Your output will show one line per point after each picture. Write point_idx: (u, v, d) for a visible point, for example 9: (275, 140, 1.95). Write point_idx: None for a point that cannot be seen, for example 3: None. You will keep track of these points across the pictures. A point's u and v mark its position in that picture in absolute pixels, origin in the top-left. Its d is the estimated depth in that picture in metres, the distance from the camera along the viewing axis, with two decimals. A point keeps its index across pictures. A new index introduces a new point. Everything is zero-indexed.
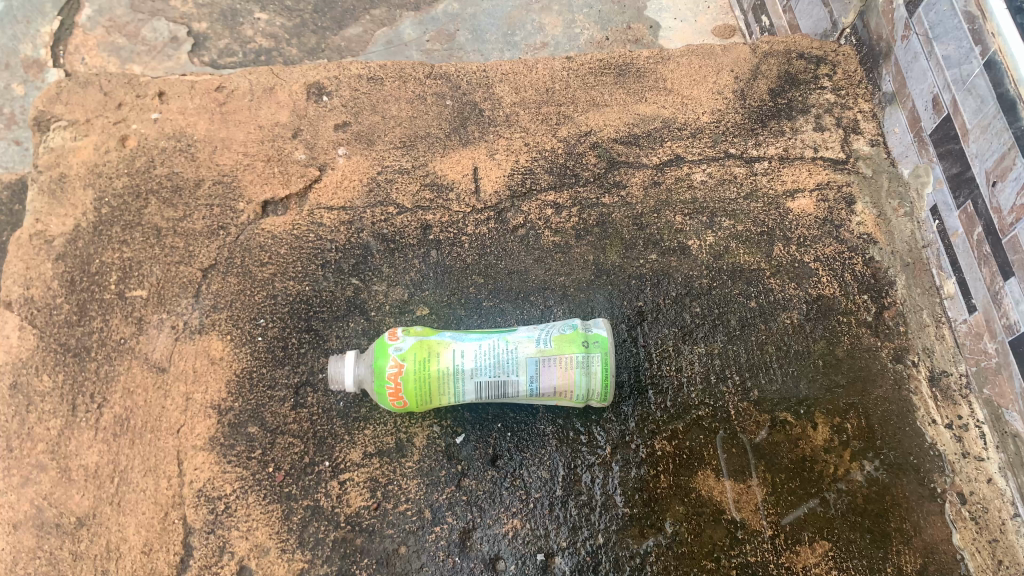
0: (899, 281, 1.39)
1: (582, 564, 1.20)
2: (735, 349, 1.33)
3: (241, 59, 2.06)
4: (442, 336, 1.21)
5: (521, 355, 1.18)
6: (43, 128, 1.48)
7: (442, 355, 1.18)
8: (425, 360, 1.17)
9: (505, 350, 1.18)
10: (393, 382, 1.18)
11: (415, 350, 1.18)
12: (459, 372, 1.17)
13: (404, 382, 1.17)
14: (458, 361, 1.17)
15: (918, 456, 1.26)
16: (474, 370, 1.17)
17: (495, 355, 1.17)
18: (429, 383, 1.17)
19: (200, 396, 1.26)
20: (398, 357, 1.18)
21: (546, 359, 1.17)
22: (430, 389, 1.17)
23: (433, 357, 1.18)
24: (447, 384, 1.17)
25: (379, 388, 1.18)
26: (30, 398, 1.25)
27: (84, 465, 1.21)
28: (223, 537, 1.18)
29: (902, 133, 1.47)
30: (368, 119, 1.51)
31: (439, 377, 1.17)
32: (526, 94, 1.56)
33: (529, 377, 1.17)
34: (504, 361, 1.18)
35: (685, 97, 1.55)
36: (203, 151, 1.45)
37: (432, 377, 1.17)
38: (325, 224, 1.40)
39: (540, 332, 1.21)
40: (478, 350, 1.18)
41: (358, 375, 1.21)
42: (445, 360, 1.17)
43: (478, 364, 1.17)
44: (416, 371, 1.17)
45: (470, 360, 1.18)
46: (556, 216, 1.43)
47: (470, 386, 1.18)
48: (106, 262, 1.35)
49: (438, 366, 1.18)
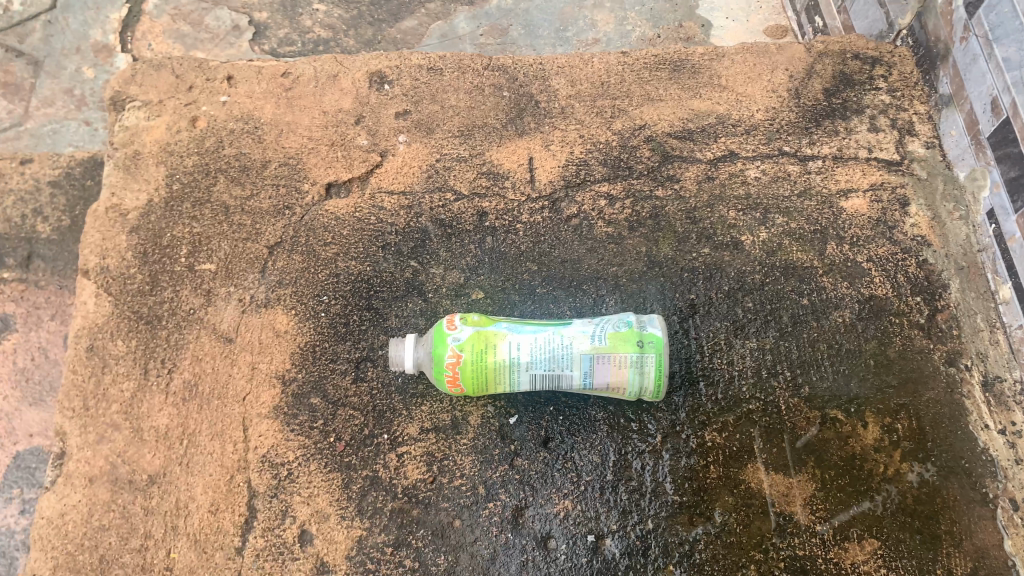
0: (954, 284, 1.39)
1: (632, 547, 1.23)
2: (787, 344, 1.35)
3: (300, 49, 2.10)
4: (498, 326, 1.22)
5: (576, 352, 1.18)
6: (118, 108, 1.53)
7: (499, 347, 1.19)
8: (482, 352, 1.19)
9: (561, 346, 1.19)
10: (451, 370, 1.21)
11: (472, 341, 1.20)
12: (515, 365, 1.19)
13: (461, 371, 1.20)
14: (514, 355, 1.19)
15: (969, 460, 1.27)
16: (530, 364, 1.19)
17: (550, 350, 1.19)
18: (486, 373, 1.19)
19: (265, 366, 1.31)
20: (455, 347, 1.20)
21: (600, 357, 1.18)
22: (486, 379, 1.20)
23: (490, 348, 1.19)
24: (502, 376, 1.20)
25: (438, 374, 1.22)
26: (105, 360, 1.31)
27: (155, 426, 1.27)
28: (285, 501, 1.24)
29: (959, 137, 1.48)
30: (427, 108, 1.54)
31: (495, 368, 1.19)
32: (582, 87, 1.58)
33: (583, 374, 1.19)
34: (559, 356, 1.19)
35: (740, 95, 1.57)
36: (270, 134, 1.50)
37: (489, 368, 1.19)
38: (386, 207, 1.44)
39: (596, 327, 1.21)
40: (533, 344, 1.19)
41: (418, 357, 1.25)
42: (501, 353, 1.19)
43: (533, 358, 1.19)
44: (473, 362, 1.19)
45: (526, 354, 1.19)
46: (609, 207, 1.45)
47: (525, 377, 1.20)
48: (178, 236, 1.40)
49: (495, 358, 1.20)
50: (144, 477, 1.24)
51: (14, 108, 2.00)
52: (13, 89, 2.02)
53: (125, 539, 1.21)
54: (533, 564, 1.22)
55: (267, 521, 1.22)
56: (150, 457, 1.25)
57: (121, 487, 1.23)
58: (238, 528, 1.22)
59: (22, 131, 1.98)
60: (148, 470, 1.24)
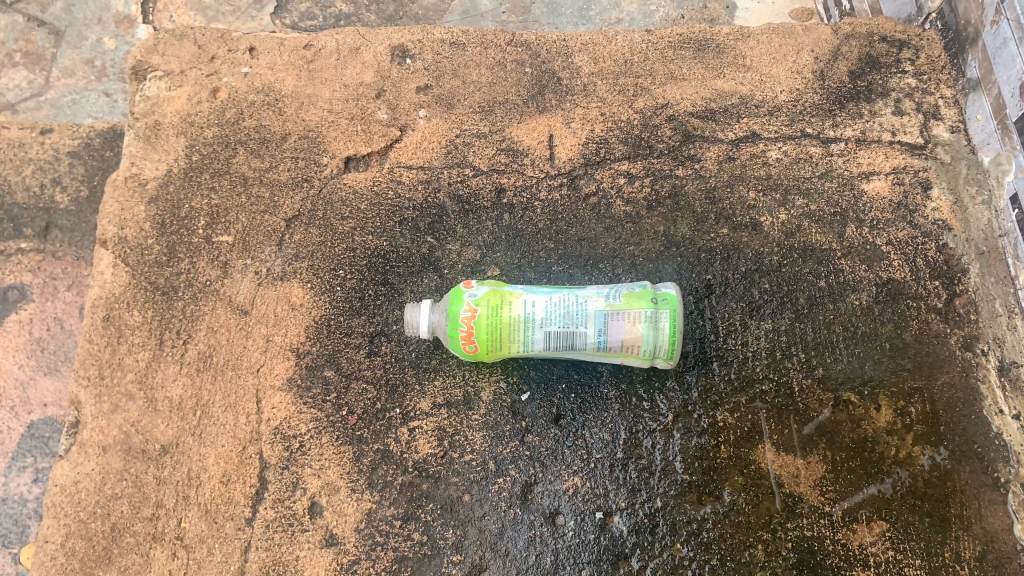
0: (973, 269, 1.37)
1: (639, 524, 1.23)
2: (802, 326, 1.34)
3: (321, 22, 2.09)
4: (514, 287, 1.23)
5: (591, 308, 1.18)
6: (139, 77, 1.53)
7: (514, 304, 1.19)
8: (497, 307, 1.19)
9: (576, 303, 1.19)
10: (465, 326, 1.20)
11: (488, 298, 1.20)
12: (530, 321, 1.19)
13: (476, 325, 1.20)
14: (529, 309, 1.19)
15: (982, 444, 1.26)
16: (544, 320, 1.19)
17: (565, 306, 1.18)
18: (500, 329, 1.19)
19: (280, 339, 1.32)
20: (471, 303, 1.21)
21: (615, 313, 1.18)
22: (500, 335, 1.19)
23: (505, 304, 1.19)
24: (517, 332, 1.19)
25: (451, 333, 1.22)
26: (121, 330, 1.32)
27: (169, 397, 1.28)
28: (296, 473, 1.25)
29: (985, 121, 1.45)
30: (449, 83, 1.53)
31: (510, 324, 1.19)
32: (605, 65, 1.56)
33: (597, 330, 1.18)
34: (574, 312, 1.18)
35: (765, 75, 1.55)
36: (290, 107, 1.50)
37: (504, 324, 1.19)
38: (404, 182, 1.44)
39: (610, 289, 1.22)
40: (548, 302, 1.19)
41: (432, 321, 1.25)
42: (516, 308, 1.19)
43: (548, 314, 1.18)
44: (488, 317, 1.19)
45: (541, 310, 1.19)
46: (628, 186, 1.45)
47: (539, 335, 1.19)
48: (196, 207, 1.41)
49: (510, 314, 1.19)
50: (157, 447, 1.25)
51: (36, 77, 2.01)
52: (35, 59, 2.03)
53: (138, 507, 1.23)
54: (541, 539, 1.23)
55: (278, 493, 1.24)
56: (164, 427, 1.26)
57: (134, 456, 1.25)
58: (249, 499, 1.23)
59: (42, 100, 1.99)
60: (161, 440, 1.26)
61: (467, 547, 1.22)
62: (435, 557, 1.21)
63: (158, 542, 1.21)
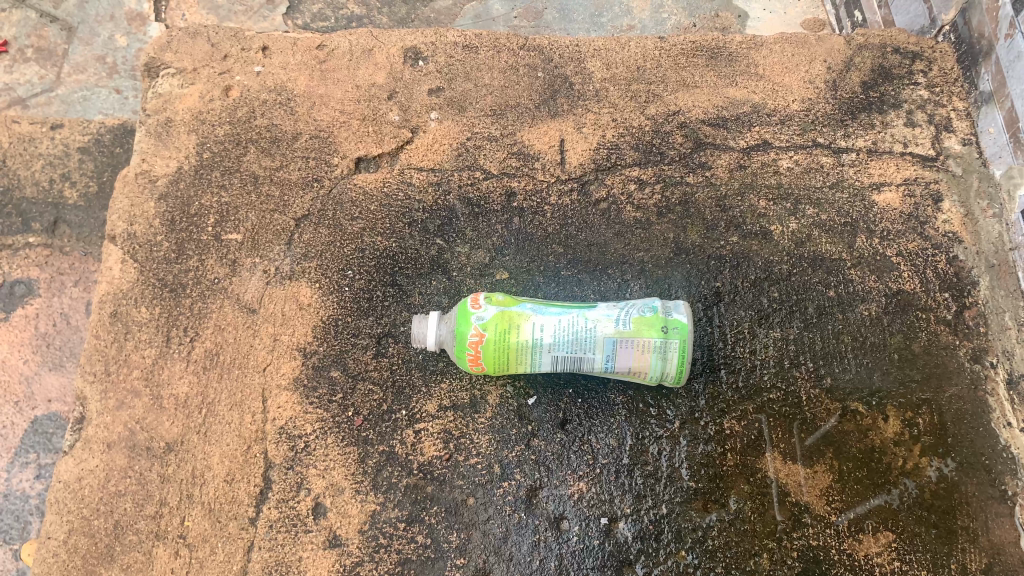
0: (983, 282, 1.37)
1: (644, 531, 1.23)
2: (811, 336, 1.33)
3: (332, 24, 2.10)
4: (522, 306, 1.21)
5: (600, 335, 1.18)
6: (151, 74, 1.53)
7: (522, 328, 1.19)
8: (505, 331, 1.19)
9: (584, 329, 1.18)
10: (473, 349, 1.20)
11: (496, 320, 1.19)
12: (538, 346, 1.19)
13: (484, 349, 1.19)
14: (537, 334, 1.19)
15: (990, 456, 1.26)
16: (552, 345, 1.19)
17: (574, 332, 1.18)
18: (508, 353, 1.19)
19: (287, 338, 1.32)
20: (478, 326, 1.20)
21: (624, 341, 1.18)
22: (508, 359, 1.19)
23: (514, 328, 1.19)
24: (524, 356, 1.19)
25: (460, 353, 1.22)
26: (128, 327, 1.32)
27: (175, 394, 1.28)
28: (301, 473, 1.24)
29: (997, 133, 1.45)
30: (461, 86, 1.53)
31: (518, 348, 1.19)
32: (617, 71, 1.55)
33: (604, 357, 1.18)
34: (583, 338, 1.18)
35: (778, 84, 1.55)
36: (302, 106, 1.50)
37: (511, 348, 1.19)
38: (415, 184, 1.44)
39: (621, 311, 1.20)
40: (557, 326, 1.19)
41: (441, 334, 1.25)
42: (525, 333, 1.19)
43: (556, 339, 1.18)
44: (496, 341, 1.19)
45: (549, 335, 1.18)
46: (638, 192, 1.44)
47: (547, 359, 1.19)
48: (205, 204, 1.41)
49: (519, 338, 1.19)
50: (162, 445, 1.25)
51: (47, 73, 2.02)
52: (46, 54, 2.03)
53: (141, 505, 1.22)
54: (545, 544, 1.22)
55: (282, 493, 1.23)
56: (169, 425, 1.26)
57: (138, 453, 1.25)
58: (253, 498, 1.23)
59: (53, 96, 1.99)
60: (165, 438, 1.25)
61: (471, 551, 1.21)
62: (438, 560, 1.21)
63: (161, 540, 1.21)
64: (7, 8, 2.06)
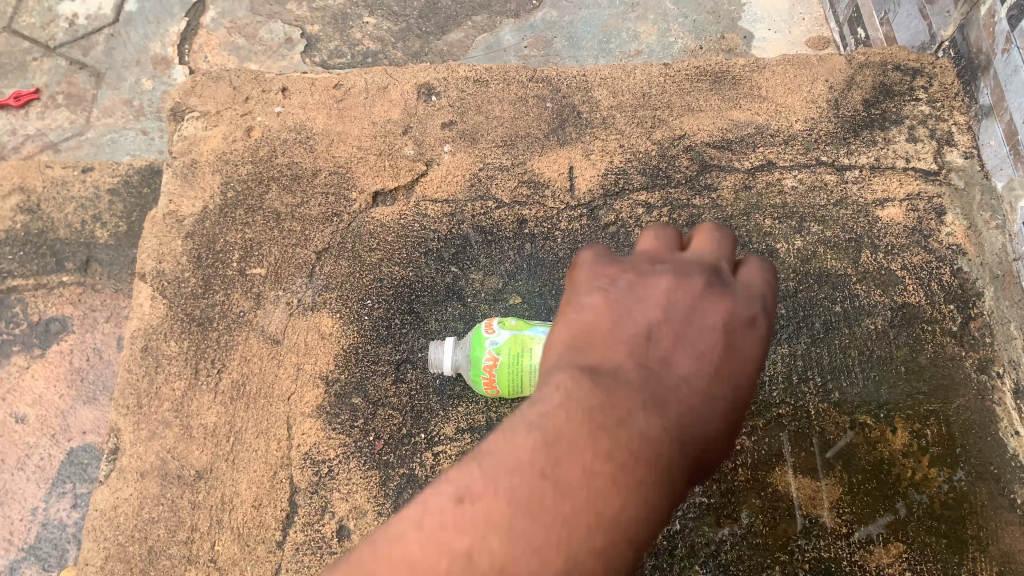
0: (988, 293, 1.39)
1: (658, 547, 1.26)
2: (818, 351, 1.36)
3: (349, 61, 2.17)
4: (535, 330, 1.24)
5: None
6: (178, 118, 1.61)
7: (534, 350, 1.21)
8: (518, 354, 1.22)
9: None
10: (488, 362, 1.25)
11: (509, 344, 1.22)
12: None
13: (498, 373, 1.23)
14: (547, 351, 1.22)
15: (998, 466, 1.27)
16: None
17: None
18: (521, 375, 1.22)
19: (310, 367, 1.36)
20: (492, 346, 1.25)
21: None
22: (521, 381, 1.22)
23: (526, 351, 1.21)
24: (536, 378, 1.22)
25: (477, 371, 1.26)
26: (159, 360, 1.38)
27: (204, 424, 1.33)
28: (325, 497, 1.28)
29: (998, 146, 1.47)
30: (473, 119, 1.58)
31: (530, 371, 1.21)
32: (624, 98, 1.60)
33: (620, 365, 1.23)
34: None
35: (781, 105, 1.58)
36: (321, 144, 1.56)
37: (524, 371, 1.21)
38: (430, 215, 1.49)
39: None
40: None
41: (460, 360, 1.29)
42: (537, 355, 1.21)
43: None
44: (509, 364, 1.22)
45: None
46: (646, 215, 1.48)
47: None
48: (230, 241, 1.47)
49: (531, 360, 1.21)
50: (192, 473, 1.30)
51: (77, 117, 2.11)
52: (77, 100, 2.13)
53: (173, 532, 1.27)
54: None
55: (307, 517, 1.27)
56: (198, 453, 1.31)
57: (170, 481, 1.30)
58: (280, 523, 1.27)
59: (83, 140, 2.09)
60: (196, 466, 1.30)
61: None
62: None
63: (192, 564, 1.25)
64: (41, 57, 2.18)
